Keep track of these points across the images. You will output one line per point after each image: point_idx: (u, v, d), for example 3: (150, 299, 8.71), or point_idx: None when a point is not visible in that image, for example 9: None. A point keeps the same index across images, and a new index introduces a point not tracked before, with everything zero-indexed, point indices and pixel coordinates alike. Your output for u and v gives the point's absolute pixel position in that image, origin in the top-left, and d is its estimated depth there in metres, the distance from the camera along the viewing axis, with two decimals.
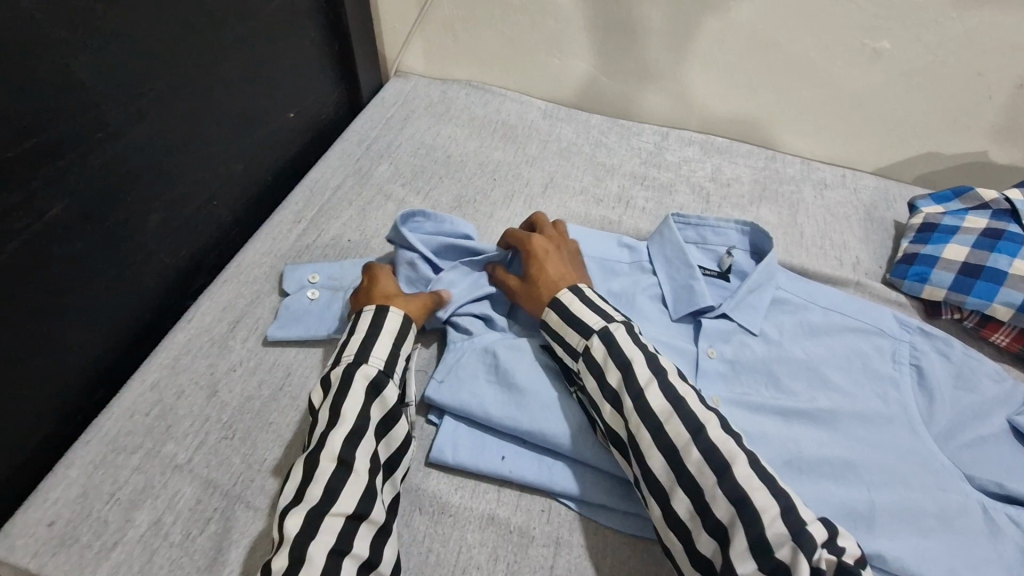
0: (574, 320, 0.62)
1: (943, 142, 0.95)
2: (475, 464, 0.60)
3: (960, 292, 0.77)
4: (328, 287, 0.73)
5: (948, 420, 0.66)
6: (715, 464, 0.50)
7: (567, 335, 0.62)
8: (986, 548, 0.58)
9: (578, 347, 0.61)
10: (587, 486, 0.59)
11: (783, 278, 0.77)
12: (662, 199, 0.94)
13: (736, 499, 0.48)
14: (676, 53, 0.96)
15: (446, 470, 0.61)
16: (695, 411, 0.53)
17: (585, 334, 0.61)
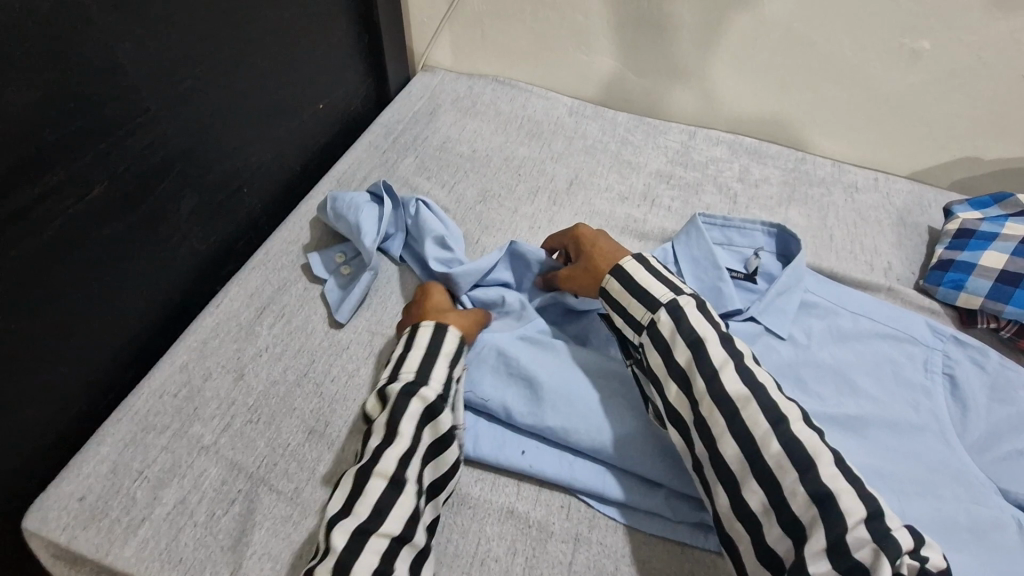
0: (639, 291, 0.62)
1: (982, 147, 0.92)
2: (496, 458, 0.60)
3: (998, 300, 0.74)
4: (358, 259, 0.76)
5: (983, 432, 0.65)
6: (797, 457, 0.48)
7: (628, 304, 0.62)
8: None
9: (643, 321, 0.61)
10: (612, 483, 0.59)
11: (811, 280, 0.76)
12: (688, 198, 0.93)
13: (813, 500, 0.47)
14: (706, 50, 0.95)
15: (466, 462, 0.61)
16: (776, 401, 0.52)
17: (650, 307, 0.60)
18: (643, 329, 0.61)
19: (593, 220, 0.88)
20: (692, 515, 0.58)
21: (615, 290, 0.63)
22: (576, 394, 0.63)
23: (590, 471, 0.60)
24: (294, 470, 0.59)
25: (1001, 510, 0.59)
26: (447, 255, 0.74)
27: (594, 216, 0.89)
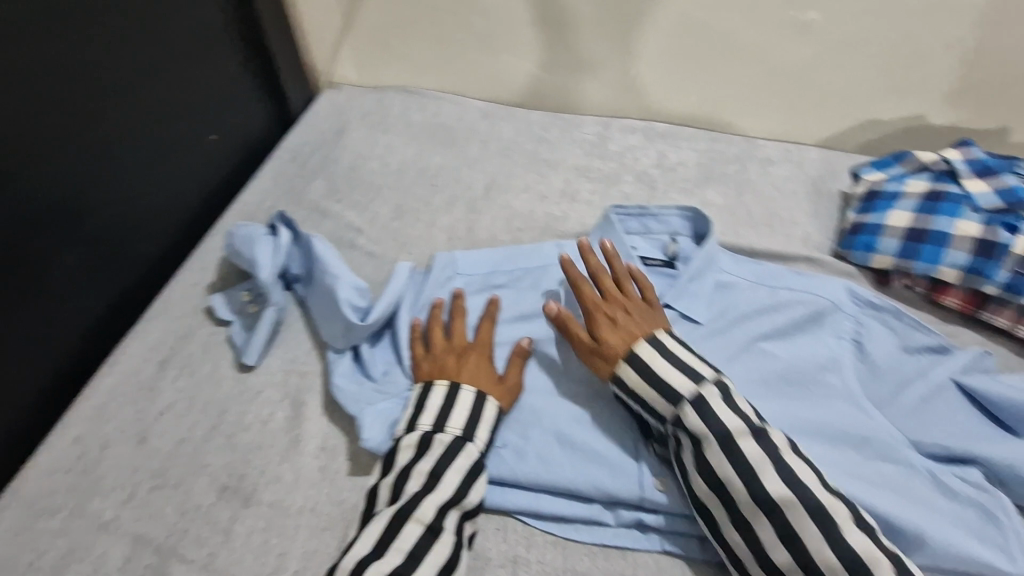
0: (663, 387, 0.58)
1: (882, 109, 0.95)
2: (531, 505, 0.58)
3: (907, 258, 0.75)
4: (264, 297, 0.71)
5: (891, 389, 0.68)
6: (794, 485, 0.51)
7: (653, 400, 0.59)
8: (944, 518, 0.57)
9: (667, 416, 0.58)
10: (562, 501, 0.59)
11: (727, 261, 0.79)
12: (607, 190, 0.92)
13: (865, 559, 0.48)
14: (606, 42, 0.95)
15: (499, 513, 0.59)
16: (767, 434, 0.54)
17: (673, 402, 0.57)
18: (669, 425, 0.58)
19: (513, 224, 0.87)
20: (629, 517, 0.58)
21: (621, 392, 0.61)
22: (566, 427, 0.63)
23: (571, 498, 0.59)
24: (206, 534, 0.55)
25: (915, 466, 0.60)
26: (359, 304, 0.67)
27: (513, 218, 0.87)
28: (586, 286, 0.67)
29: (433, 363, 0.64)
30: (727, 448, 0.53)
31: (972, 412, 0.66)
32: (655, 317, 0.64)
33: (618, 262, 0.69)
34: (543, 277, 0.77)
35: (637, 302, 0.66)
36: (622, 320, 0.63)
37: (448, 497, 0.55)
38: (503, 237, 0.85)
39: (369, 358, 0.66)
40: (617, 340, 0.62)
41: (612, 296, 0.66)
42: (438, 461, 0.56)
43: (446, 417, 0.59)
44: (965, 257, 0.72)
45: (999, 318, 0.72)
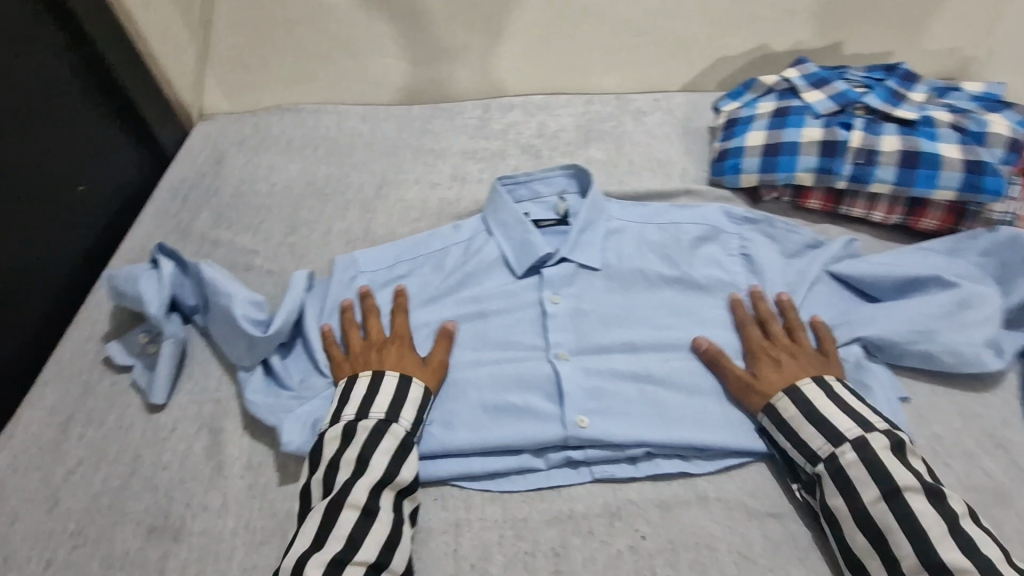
0: (820, 421, 0.58)
1: (728, 46, 1.03)
2: (464, 470, 0.60)
3: (769, 172, 0.81)
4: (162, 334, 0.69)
5: (777, 290, 0.74)
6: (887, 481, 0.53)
7: (802, 431, 0.59)
8: (845, 388, 0.61)
9: (819, 452, 0.57)
10: (494, 459, 0.61)
11: (615, 208, 0.83)
12: (495, 167, 0.96)
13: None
14: (463, 27, 0.99)
15: (436, 485, 0.61)
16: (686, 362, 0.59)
17: (832, 439, 0.57)
18: (821, 462, 0.57)
19: (409, 215, 0.89)
20: (558, 458, 0.61)
21: (772, 425, 0.61)
22: (487, 392, 0.65)
23: (502, 454, 0.61)
24: None
25: None
26: (257, 317, 0.66)
27: (409, 211, 0.89)
28: (753, 329, 0.69)
29: (356, 363, 0.64)
30: (878, 472, 0.53)
31: (845, 294, 0.74)
32: (825, 365, 0.64)
33: (789, 310, 0.69)
34: (447, 258, 0.80)
35: (809, 347, 0.66)
36: (787, 363, 0.64)
37: (378, 478, 0.55)
38: (401, 229, 0.87)
39: (281, 369, 0.67)
40: (778, 379, 0.62)
41: (779, 337, 0.67)
42: (365, 446, 0.57)
43: (368, 406, 0.59)
44: (815, 159, 0.79)
45: (855, 208, 0.79)
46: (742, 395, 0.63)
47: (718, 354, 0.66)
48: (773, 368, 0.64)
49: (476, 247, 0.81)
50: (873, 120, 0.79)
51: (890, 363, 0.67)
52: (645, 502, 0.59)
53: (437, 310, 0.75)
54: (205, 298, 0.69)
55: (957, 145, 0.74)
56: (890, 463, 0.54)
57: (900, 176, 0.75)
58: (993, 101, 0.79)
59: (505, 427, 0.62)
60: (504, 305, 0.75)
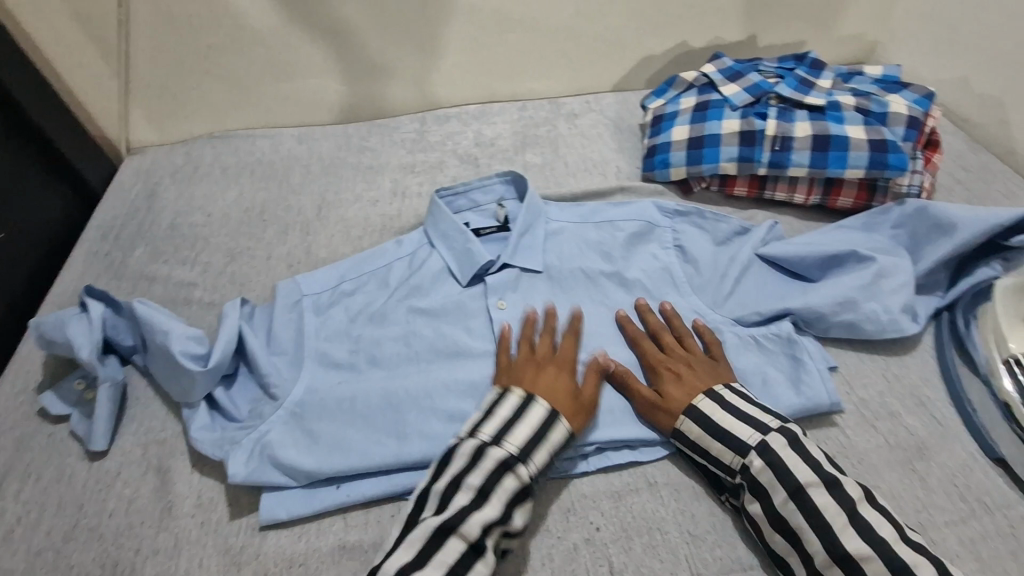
0: (726, 435, 0.59)
1: (651, 46, 1.07)
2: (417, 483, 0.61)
3: (696, 164, 0.85)
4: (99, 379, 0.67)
5: (711, 278, 0.77)
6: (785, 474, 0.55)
7: (711, 447, 0.59)
8: (747, 399, 0.61)
9: (733, 465, 0.58)
10: None
11: (554, 211, 0.85)
12: (434, 179, 0.97)
13: (904, 557, 0.50)
14: (391, 43, 1.00)
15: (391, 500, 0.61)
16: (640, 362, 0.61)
17: (739, 452, 0.57)
18: (737, 474, 0.57)
19: (351, 234, 0.89)
20: None
21: (682, 446, 0.61)
22: (438, 404, 0.66)
23: None
24: None
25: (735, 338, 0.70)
26: (196, 352, 0.65)
27: (350, 229, 0.90)
28: (648, 343, 0.69)
29: (511, 375, 0.66)
30: (781, 472, 0.55)
31: (776, 275, 0.77)
32: (719, 371, 0.65)
33: (676, 319, 0.70)
34: (392, 274, 0.81)
35: (701, 354, 0.67)
36: (683, 377, 0.64)
37: (493, 516, 0.53)
38: (344, 248, 0.87)
39: (229, 402, 0.67)
40: (682, 397, 0.62)
41: (675, 351, 0.67)
42: (488, 479, 0.55)
43: (505, 434, 0.58)
44: (735, 149, 0.83)
45: (777, 192, 0.84)
46: (648, 416, 0.64)
47: (621, 374, 0.66)
48: (677, 384, 0.64)
49: (419, 261, 0.81)
50: (786, 108, 0.84)
51: (819, 337, 0.71)
52: (597, 494, 0.61)
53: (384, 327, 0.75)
54: (141, 337, 0.68)
55: (862, 126, 0.79)
56: (796, 454, 0.56)
57: (814, 159, 0.80)
58: (891, 83, 0.85)
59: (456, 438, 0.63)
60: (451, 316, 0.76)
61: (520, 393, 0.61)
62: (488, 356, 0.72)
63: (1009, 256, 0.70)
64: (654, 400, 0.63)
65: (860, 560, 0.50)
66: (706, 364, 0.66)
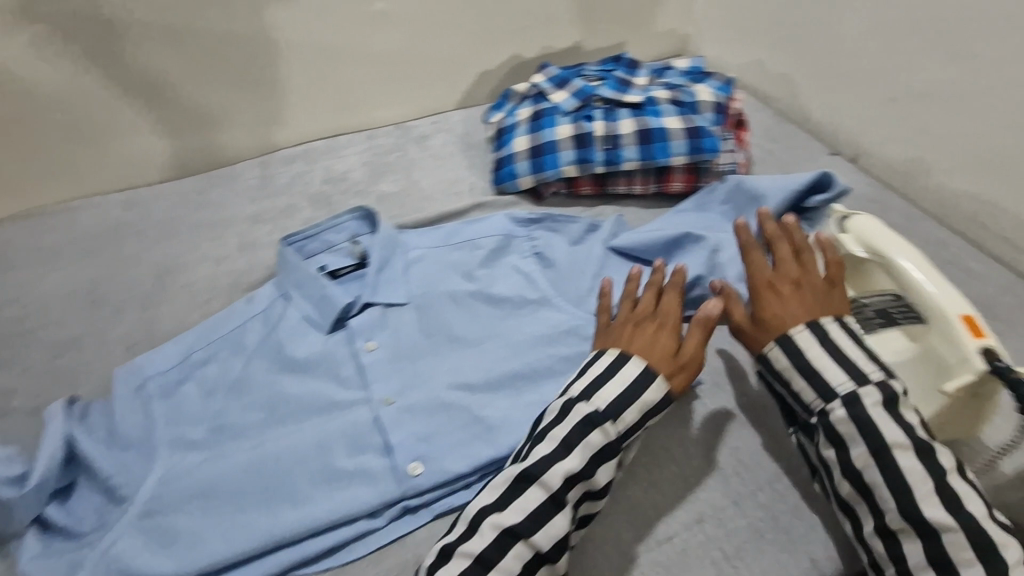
0: (813, 374, 0.58)
1: (486, 60, 1.09)
2: (295, 557, 0.57)
3: (539, 171, 0.88)
4: None
5: (572, 277, 0.79)
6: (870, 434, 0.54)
7: (795, 383, 0.59)
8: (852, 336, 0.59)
9: (813, 406, 0.58)
10: (326, 534, 0.59)
11: (410, 239, 0.84)
12: (285, 224, 0.92)
13: (994, 537, 0.50)
14: (213, 88, 0.95)
15: None
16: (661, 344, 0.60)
17: (824, 396, 0.57)
18: (814, 415, 0.57)
19: (197, 299, 0.82)
20: (395, 509, 0.60)
21: (768, 374, 0.61)
22: (309, 464, 0.62)
23: (335, 526, 0.59)
24: None
25: None
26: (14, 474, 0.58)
27: (197, 293, 0.83)
28: (760, 255, 0.66)
29: (608, 337, 0.65)
30: (867, 429, 0.54)
31: (631, 265, 0.80)
32: (832, 300, 0.62)
33: (797, 231, 0.67)
34: (245, 334, 0.75)
35: (823, 280, 0.63)
36: (792, 298, 0.62)
37: (577, 468, 0.55)
38: (191, 316, 0.80)
39: (65, 519, 0.59)
40: (778, 322, 0.61)
41: (788, 271, 0.64)
42: (575, 431, 0.57)
43: (593, 390, 0.59)
44: (572, 152, 0.87)
45: (619, 186, 0.89)
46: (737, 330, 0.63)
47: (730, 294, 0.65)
48: (787, 306, 0.62)
49: (275, 316, 0.77)
50: (609, 108, 0.89)
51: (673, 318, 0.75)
52: None
53: (241, 395, 0.69)
54: None
55: (677, 117, 0.86)
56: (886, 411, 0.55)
57: (641, 152, 0.85)
58: (697, 74, 0.94)
59: (333, 501, 0.59)
60: (314, 364, 0.72)
61: (613, 354, 0.62)
62: (363, 403, 0.68)
63: (812, 217, 0.78)
64: (759, 320, 0.62)
65: (942, 530, 0.51)
66: (828, 291, 0.62)
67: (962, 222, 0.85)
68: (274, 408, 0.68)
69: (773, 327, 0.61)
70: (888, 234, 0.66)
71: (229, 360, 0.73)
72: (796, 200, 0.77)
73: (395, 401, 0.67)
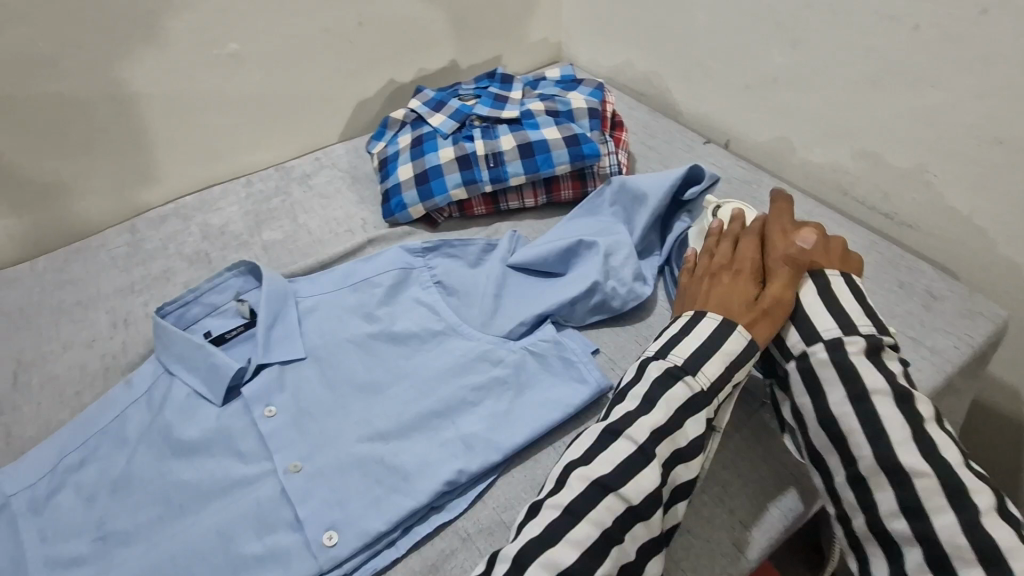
0: (800, 319, 0.61)
1: (361, 89, 1.06)
2: None
3: (428, 198, 0.86)
4: None
5: (475, 301, 0.77)
6: (849, 380, 0.56)
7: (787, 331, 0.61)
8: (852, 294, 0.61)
9: (794, 349, 0.60)
10: None
11: (301, 287, 0.80)
12: (162, 291, 0.85)
13: (967, 483, 0.52)
14: (55, 155, 0.86)
15: None
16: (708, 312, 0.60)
17: (807, 338, 0.59)
18: (795, 357, 0.60)
19: (64, 393, 0.74)
20: None
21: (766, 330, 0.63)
22: (212, 560, 0.57)
23: None
24: None
25: (510, 356, 0.71)
26: None
27: (63, 386, 0.74)
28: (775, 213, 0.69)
29: (687, 299, 0.65)
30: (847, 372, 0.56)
31: (533, 279, 0.80)
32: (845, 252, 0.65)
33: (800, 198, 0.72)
34: (124, 424, 0.68)
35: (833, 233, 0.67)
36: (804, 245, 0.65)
37: (662, 422, 0.55)
38: (58, 414, 0.72)
39: None
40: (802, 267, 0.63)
41: (821, 225, 0.68)
42: (656, 386, 0.57)
43: (670, 346, 0.60)
44: (458, 175, 0.85)
45: (510, 202, 0.89)
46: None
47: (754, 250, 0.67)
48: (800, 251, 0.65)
49: (158, 397, 0.70)
50: (489, 126, 0.89)
51: (579, 326, 0.76)
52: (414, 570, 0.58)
53: (125, 494, 0.62)
54: None
55: (555, 127, 0.87)
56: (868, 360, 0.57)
57: (526, 166, 0.85)
58: (569, 81, 0.96)
59: None
60: (208, 443, 0.66)
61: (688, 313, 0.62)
62: (267, 474, 0.63)
63: (691, 209, 0.82)
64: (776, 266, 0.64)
65: (915, 475, 0.52)
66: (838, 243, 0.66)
67: (826, 191, 0.91)
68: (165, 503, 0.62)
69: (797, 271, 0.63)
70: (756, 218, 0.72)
71: (108, 456, 0.65)
72: (675, 193, 0.82)
73: (302, 467, 0.63)
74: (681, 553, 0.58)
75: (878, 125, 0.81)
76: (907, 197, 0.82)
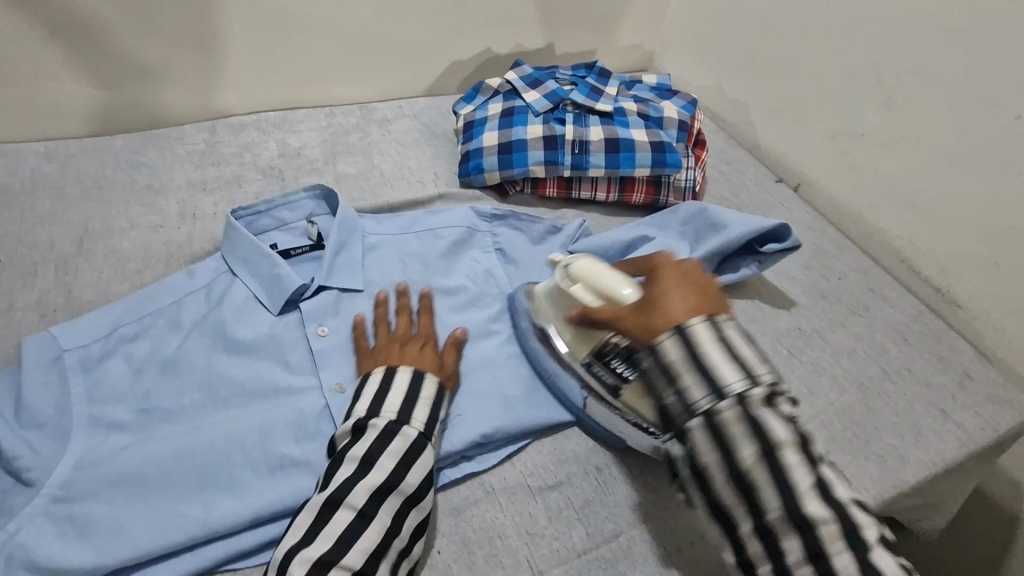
0: (703, 367, 0.49)
1: (458, 49, 1.08)
2: (236, 547, 0.54)
3: (507, 168, 0.88)
4: None
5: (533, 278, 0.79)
6: None
7: (682, 376, 0.50)
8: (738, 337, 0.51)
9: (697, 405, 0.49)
10: (273, 522, 0.56)
11: (370, 224, 0.81)
12: (230, 196, 0.86)
13: None
14: (157, 41, 0.87)
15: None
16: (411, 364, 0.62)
17: (714, 392, 0.49)
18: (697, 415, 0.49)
19: (126, 268, 0.75)
20: None
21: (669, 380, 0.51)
22: (252, 454, 0.59)
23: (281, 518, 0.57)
24: None
25: None
26: None
27: (126, 261, 0.76)
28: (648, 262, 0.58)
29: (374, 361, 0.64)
30: None
31: None
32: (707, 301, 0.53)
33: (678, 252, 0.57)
34: (182, 311, 0.69)
35: (698, 282, 0.54)
36: (667, 292, 0.53)
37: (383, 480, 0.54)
38: (117, 287, 0.74)
39: None
40: (653, 321, 0.52)
41: (688, 272, 0.55)
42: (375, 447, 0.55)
43: (382, 401, 0.58)
44: (541, 153, 0.87)
45: (583, 190, 0.90)
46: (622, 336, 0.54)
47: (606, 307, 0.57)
48: (654, 299, 0.53)
49: (218, 293, 0.72)
50: (580, 113, 0.91)
51: None
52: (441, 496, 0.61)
53: (175, 375, 0.64)
54: None
55: (644, 130, 0.89)
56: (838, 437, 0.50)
57: (608, 160, 0.87)
58: (664, 90, 0.98)
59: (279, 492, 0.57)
60: (260, 347, 0.68)
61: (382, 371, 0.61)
62: (313, 389, 0.65)
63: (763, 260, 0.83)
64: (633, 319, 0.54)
65: None
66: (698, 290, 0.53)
67: (883, 255, 0.93)
68: (211, 393, 0.64)
69: (652, 324, 0.52)
70: (601, 271, 0.60)
71: (165, 337, 0.67)
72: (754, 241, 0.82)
73: (347, 390, 0.64)
74: (671, 550, 0.60)
75: (953, 203, 0.82)
76: (963, 278, 0.84)
